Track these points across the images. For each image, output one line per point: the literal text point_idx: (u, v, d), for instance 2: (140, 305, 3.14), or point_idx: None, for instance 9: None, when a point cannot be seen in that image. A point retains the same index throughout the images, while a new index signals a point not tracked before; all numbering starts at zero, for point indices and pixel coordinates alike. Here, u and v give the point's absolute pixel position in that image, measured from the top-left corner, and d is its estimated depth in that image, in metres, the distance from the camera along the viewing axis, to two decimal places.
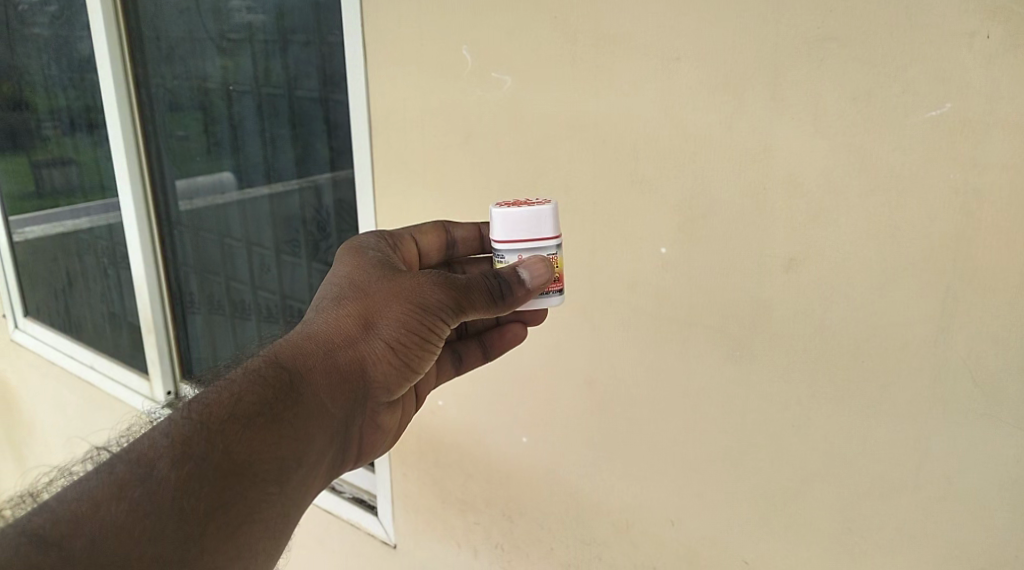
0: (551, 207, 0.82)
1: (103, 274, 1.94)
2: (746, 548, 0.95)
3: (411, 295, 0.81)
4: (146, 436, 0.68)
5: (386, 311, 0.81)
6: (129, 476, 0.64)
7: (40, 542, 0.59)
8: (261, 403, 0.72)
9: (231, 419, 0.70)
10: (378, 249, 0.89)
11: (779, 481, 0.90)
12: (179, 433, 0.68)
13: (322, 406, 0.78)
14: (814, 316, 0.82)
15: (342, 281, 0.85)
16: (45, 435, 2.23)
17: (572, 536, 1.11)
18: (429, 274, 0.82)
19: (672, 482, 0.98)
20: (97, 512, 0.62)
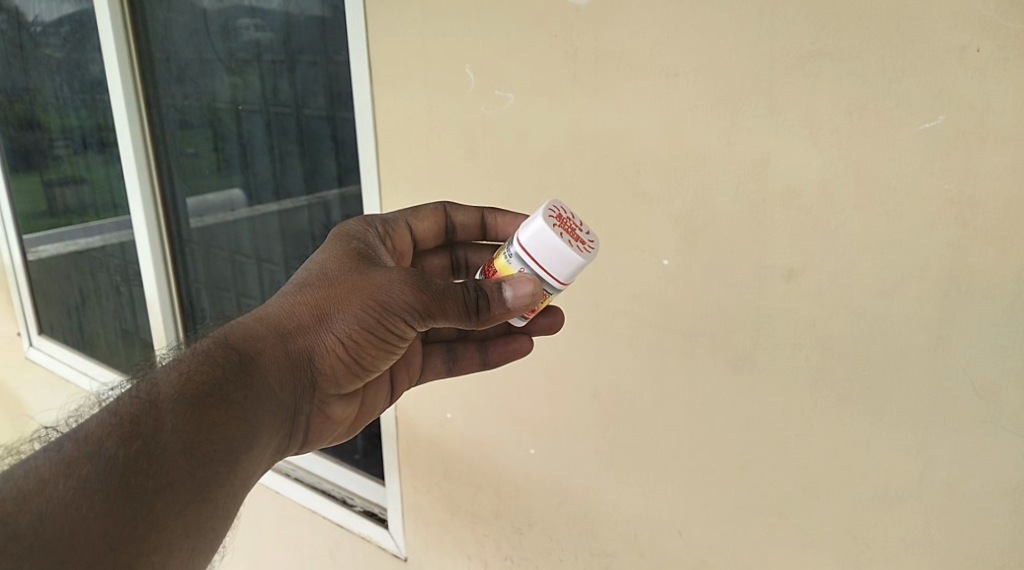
0: (581, 261, 0.79)
1: (116, 291, 1.96)
2: (753, 557, 0.95)
3: (374, 292, 0.81)
4: (96, 416, 0.71)
5: (347, 306, 0.82)
6: (77, 454, 0.67)
7: None
8: (211, 385, 0.75)
9: (181, 401, 0.73)
10: (360, 240, 0.89)
11: (785, 489, 0.90)
12: (133, 415, 0.71)
13: (273, 392, 0.81)
14: (814, 326, 0.83)
15: (312, 270, 0.86)
16: None
17: (580, 547, 1.11)
18: (401, 274, 0.81)
19: (679, 491, 0.99)
20: (44, 490, 0.65)
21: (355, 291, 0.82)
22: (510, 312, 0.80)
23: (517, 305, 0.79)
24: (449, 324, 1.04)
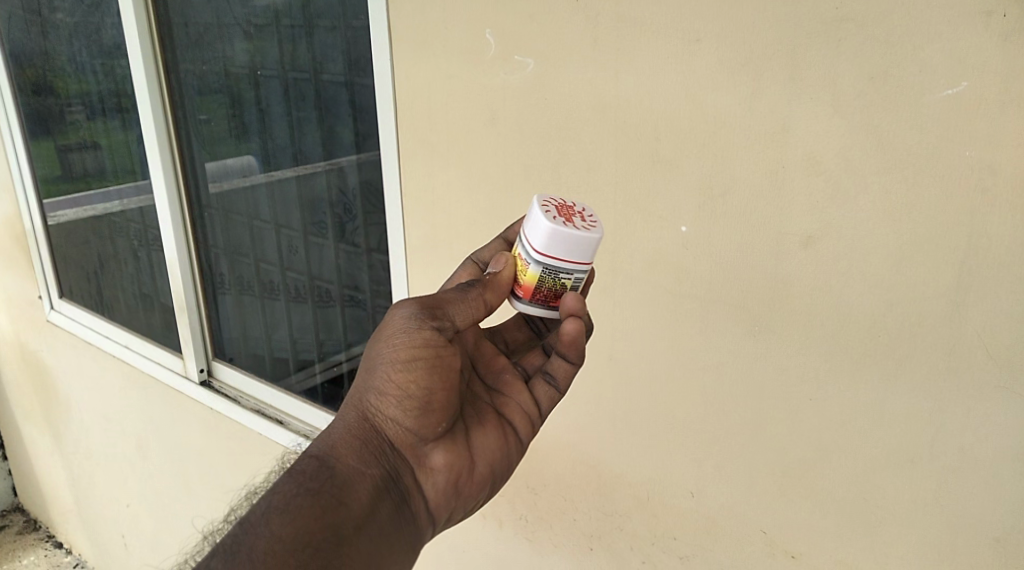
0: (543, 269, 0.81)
1: (135, 256, 1.99)
2: (765, 519, 0.97)
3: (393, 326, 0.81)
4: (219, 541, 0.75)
5: (383, 349, 0.81)
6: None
7: None
8: (298, 487, 0.76)
9: (270, 509, 0.75)
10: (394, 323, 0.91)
11: (797, 453, 0.92)
12: (230, 539, 0.73)
13: (353, 469, 0.79)
14: (831, 292, 0.84)
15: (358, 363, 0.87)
16: (80, 413, 2.27)
17: (594, 508, 1.14)
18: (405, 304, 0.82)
19: (692, 454, 1.01)
20: None
21: (381, 338, 0.82)
22: (508, 276, 0.84)
23: (503, 272, 0.84)
24: (538, 358, 0.96)
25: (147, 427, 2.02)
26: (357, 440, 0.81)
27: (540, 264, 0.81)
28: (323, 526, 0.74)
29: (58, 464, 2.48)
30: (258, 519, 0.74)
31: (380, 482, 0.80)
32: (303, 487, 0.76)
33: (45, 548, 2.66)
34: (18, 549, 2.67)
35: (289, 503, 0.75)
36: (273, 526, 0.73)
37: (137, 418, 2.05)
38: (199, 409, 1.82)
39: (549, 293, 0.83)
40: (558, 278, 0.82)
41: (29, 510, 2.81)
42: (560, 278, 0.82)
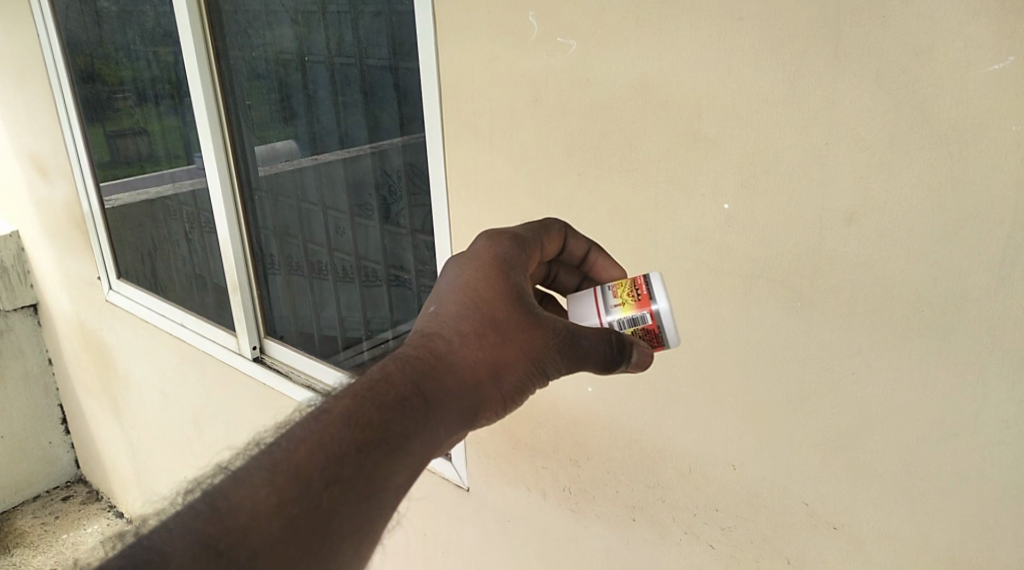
0: (651, 310, 0.88)
1: (188, 239, 2.06)
2: (806, 490, 0.98)
3: (537, 349, 0.79)
4: (305, 443, 0.64)
5: (522, 362, 0.78)
6: (288, 490, 0.62)
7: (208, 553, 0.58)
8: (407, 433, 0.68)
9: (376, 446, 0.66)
10: (521, 276, 0.84)
11: (839, 426, 0.93)
12: (330, 451, 0.64)
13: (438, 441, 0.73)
14: (875, 267, 0.85)
15: (486, 310, 0.79)
16: (139, 389, 2.37)
17: (636, 479, 1.16)
18: (556, 330, 0.80)
19: (734, 428, 1.03)
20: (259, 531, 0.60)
21: (528, 348, 0.79)
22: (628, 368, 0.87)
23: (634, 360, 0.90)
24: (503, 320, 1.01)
25: (202, 399, 2.10)
26: (438, 408, 0.72)
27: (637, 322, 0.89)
28: (391, 496, 0.66)
29: (118, 437, 2.59)
30: (364, 450, 0.65)
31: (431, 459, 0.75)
32: (383, 433, 0.67)
33: (108, 517, 2.78)
34: (81, 517, 2.80)
35: (393, 450, 0.67)
36: (348, 470, 0.64)
37: (192, 392, 2.13)
38: (252, 383, 1.90)
39: (632, 297, 0.89)
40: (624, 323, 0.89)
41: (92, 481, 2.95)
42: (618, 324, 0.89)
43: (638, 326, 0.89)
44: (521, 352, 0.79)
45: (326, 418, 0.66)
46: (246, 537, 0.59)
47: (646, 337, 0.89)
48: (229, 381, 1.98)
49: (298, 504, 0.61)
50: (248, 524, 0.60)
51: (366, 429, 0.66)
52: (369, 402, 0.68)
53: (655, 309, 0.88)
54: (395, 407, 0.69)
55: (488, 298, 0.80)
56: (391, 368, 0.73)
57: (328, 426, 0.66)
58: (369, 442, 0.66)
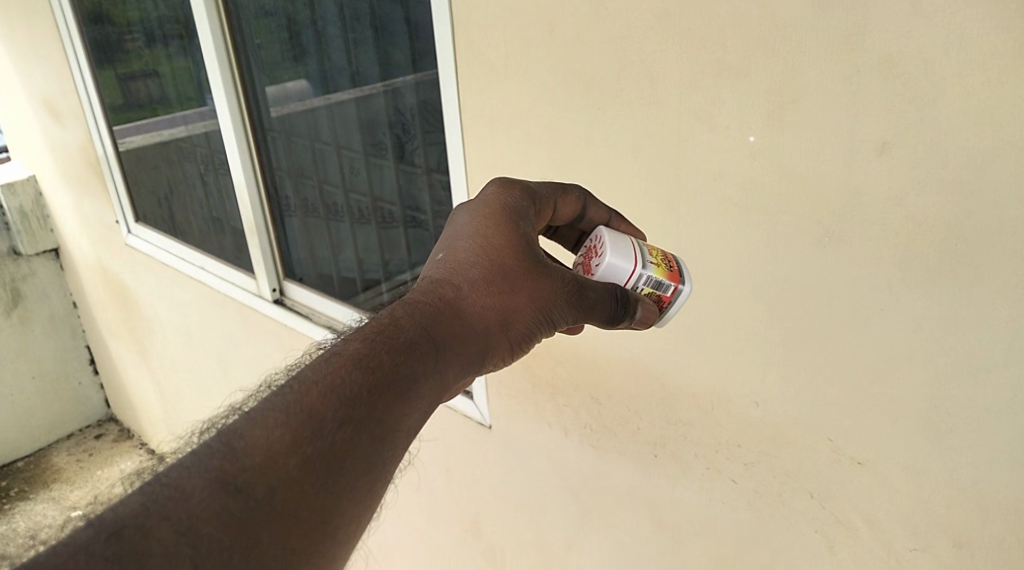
0: (683, 279, 0.95)
1: (203, 181, 2.05)
2: (829, 426, 0.95)
3: (544, 297, 0.84)
4: (319, 386, 0.69)
5: (529, 309, 0.84)
6: (301, 430, 0.66)
7: (225, 487, 0.62)
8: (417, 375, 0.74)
9: (387, 388, 0.71)
10: (529, 227, 0.89)
11: (865, 361, 0.90)
12: (343, 392, 0.69)
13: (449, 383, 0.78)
14: (906, 198, 0.82)
15: (494, 260, 0.85)
16: (164, 331, 2.40)
17: (658, 416, 1.16)
18: (562, 279, 0.85)
19: (756, 365, 1.01)
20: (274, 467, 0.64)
21: (535, 296, 0.84)
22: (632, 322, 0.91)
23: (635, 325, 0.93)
24: None
25: (225, 340, 2.13)
26: (444, 354, 0.78)
27: (659, 284, 0.93)
28: (403, 435, 0.71)
29: (147, 378, 2.65)
30: (376, 390, 0.71)
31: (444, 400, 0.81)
32: (393, 375, 0.72)
33: (140, 454, 2.86)
34: (115, 455, 2.88)
35: (404, 392, 0.72)
36: (359, 410, 0.69)
37: (215, 335, 2.16)
38: (274, 324, 1.92)
39: (666, 266, 0.93)
40: (648, 283, 0.92)
41: (122, 420, 3.03)
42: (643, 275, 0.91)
43: (658, 291, 0.93)
44: (527, 300, 0.84)
45: (340, 361, 0.72)
46: (265, 474, 0.63)
47: (653, 300, 0.94)
48: (251, 324, 2.00)
49: (312, 443, 0.66)
50: (265, 463, 0.64)
51: (377, 372, 0.72)
52: (381, 347, 0.74)
53: (680, 286, 0.94)
54: (404, 353, 0.75)
55: (496, 250, 0.85)
56: (403, 317, 0.79)
57: (341, 371, 0.71)
58: (380, 385, 0.71)
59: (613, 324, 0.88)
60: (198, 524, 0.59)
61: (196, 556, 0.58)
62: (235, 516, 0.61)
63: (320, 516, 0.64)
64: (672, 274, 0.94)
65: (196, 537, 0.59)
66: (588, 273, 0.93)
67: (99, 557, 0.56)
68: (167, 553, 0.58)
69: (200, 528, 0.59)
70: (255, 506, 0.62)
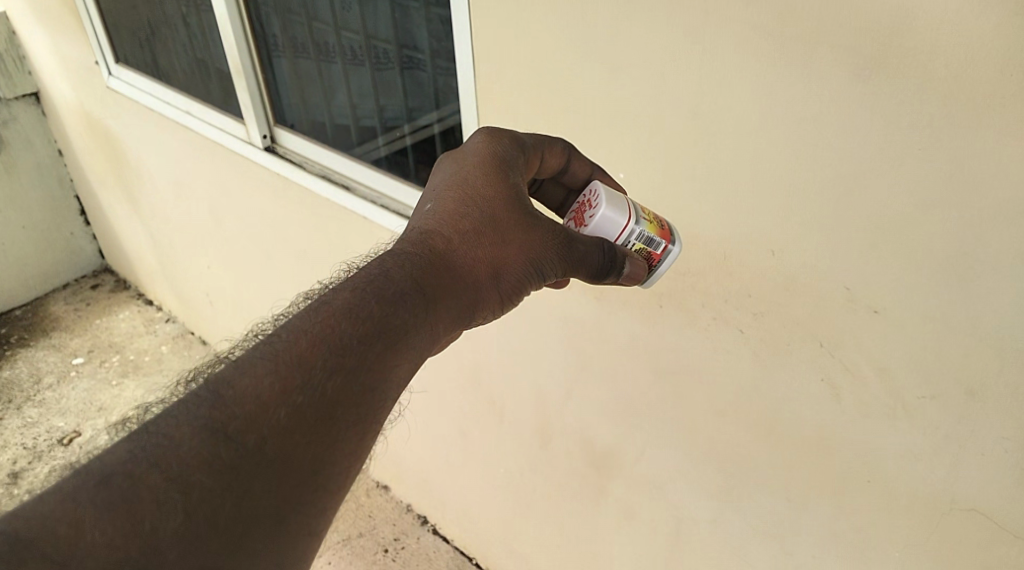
0: (674, 239, 0.99)
1: (184, 22, 1.91)
2: (849, 274, 0.91)
3: (534, 252, 0.89)
4: (310, 336, 0.70)
5: (521, 263, 0.89)
6: (292, 377, 0.67)
7: (216, 434, 0.63)
8: (410, 327, 0.77)
9: (379, 338, 0.74)
10: (518, 179, 0.91)
11: (894, 206, 0.84)
12: (336, 341, 0.71)
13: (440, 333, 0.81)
14: (960, 25, 0.74)
15: (486, 212, 0.88)
16: (153, 181, 2.32)
17: (667, 267, 1.08)
18: (551, 233, 0.90)
19: (777, 211, 0.93)
20: (265, 414, 0.65)
21: (525, 251, 0.89)
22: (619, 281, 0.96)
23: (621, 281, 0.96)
24: None
25: (217, 191, 2.06)
26: (434, 304, 0.81)
27: (654, 242, 0.97)
28: (395, 385, 0.74)
29: (139, 230, 2.60)
30: (370, 339, 0.73)
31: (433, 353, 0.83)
32: (386, 327, 0.75)
33: (138, 304, 2.85)
34: (112, 304, 2.87)
35: (397, 342, 0.75)
36: (350, 358, 0.71)
37: (206, 186, 2.09)
38: (265, 173, 1.84)
39: (658, 224, 0.98)
40: (643, 238, 0.96)
41: (118, 272, 3.00)
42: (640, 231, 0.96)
43: (650, 246, 0.97)
44: (518, 252, 0.89)
45: (331, 311, 0.73)
46: (255, 422, 0.64)
47: (643, 257, 0.98)
48: (243, 173, 1.92)
49: (304, 391, 0.67)
50: (256, 411, 0.65)
51: (368, 322, 0.74)
52: (376, 298, 0.76)
53: (670, 245, 0.99)
54: (396, 302, 0.77)
55: (487, 201, 0.89)
56: (394, 268, 0.81)
57: (331, 322, 0.72)
58: (372, 335, 0.73)
59: (598, 278, 0.93)
60: (189, 473, 0.60)
61: (186, 503, 0.59)
62: (225, 465, 0.61)
63: (313, 465, 0.65)
64: (664, 235, 0.99)
65: (186, 486, 0.60)
66: (580, 225, 0.97)
67: (86, 507, 0.57)
68: (156, 500, 0.59)
69: (191, 477, 0.60)
70: (245, 453, 0.63)
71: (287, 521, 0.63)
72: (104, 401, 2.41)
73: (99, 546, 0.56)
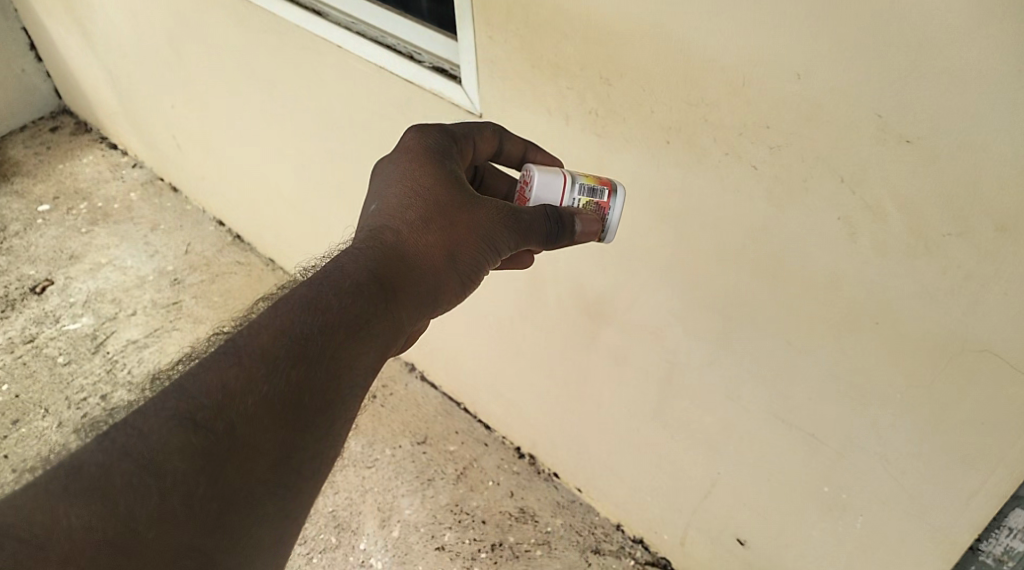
0: (614, 183, 1.03)
1: None
2: (882, 101, 0.81)
3: (482, 230, 0.92)
4: (270, 326, 0.78)
5: (473, 242, 0.91)
6: (256, 369, 0.75)
7: (187, 423, 0.71)
8: (368, 314, 0.82)
9: (338, 330, 0.80)
10: (453, 167, 0.96)
11: (944, 21, 0.73)
12: (298, 332, 0.78)
13: (405, 319, 0.86)
14: None
15: (428, 201, 0.93)
16: (105, 9, 2.11)
17: (677, 98, 0.98)
18: (496, 208, 0.93)
19: (807, 28, 0.82)
20: (234, 400, 0.73)
21: (474, 228, 0.92)
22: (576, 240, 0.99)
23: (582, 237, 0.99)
24: None
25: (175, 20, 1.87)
26: (395, 293, 0.86)
27: (597, 192, 1.01)
28: (361, 373, 0.81)
29: (96, 66, 2.40)
30: (328, 327, 0.80)
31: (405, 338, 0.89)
32: (346, 318, 0.81)
33: (102, 149, 2.68)
34: (75, 149, 2.70)
35: (356, 330, 0.81)
36: (313, 351, 0.78)
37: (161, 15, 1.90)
38: None
39: (593, 175, 1.02)
40: (585, 192, 1.01)
41: (79, 114, 2.82)
42: (578, 185, 1.00)
43: (595, 196, 1.01)
44: (468, 232, 0.92)
45: (291, 303, 0.80)
46: (223, 411, 0.73)
47: (594, 210, 1.01)
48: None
49: (270, 382, 0.75)
50: (224, 401, 0.73)
51: (326, 313, 0.80)
52: (332, 289, 0.83)
53: (613, 188, 1.02)
54: (353, 295, 0.83)
55: (427, 192, 0.93)
56: (351, 262, 0.87)
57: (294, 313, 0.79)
58: (332, 326, 0.80)
59: (552, 242, 0.95)
60: (159, 461, 0.69)
61: (160, 487, 0.68)
62: (196, 452, 0.70)
63: (278, 450, 0.74)
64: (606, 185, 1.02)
65: (159, 473, 0.69)
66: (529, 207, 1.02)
67: (58, 495, 0.66)
68: (129, 485, 0.68)
69: (161, 464, 0.69)
70: (215, 438, 0.72)
71: (262, 504, 0.72)
72: (74, 249, 2.31)
73: (77, 528, 0.65)
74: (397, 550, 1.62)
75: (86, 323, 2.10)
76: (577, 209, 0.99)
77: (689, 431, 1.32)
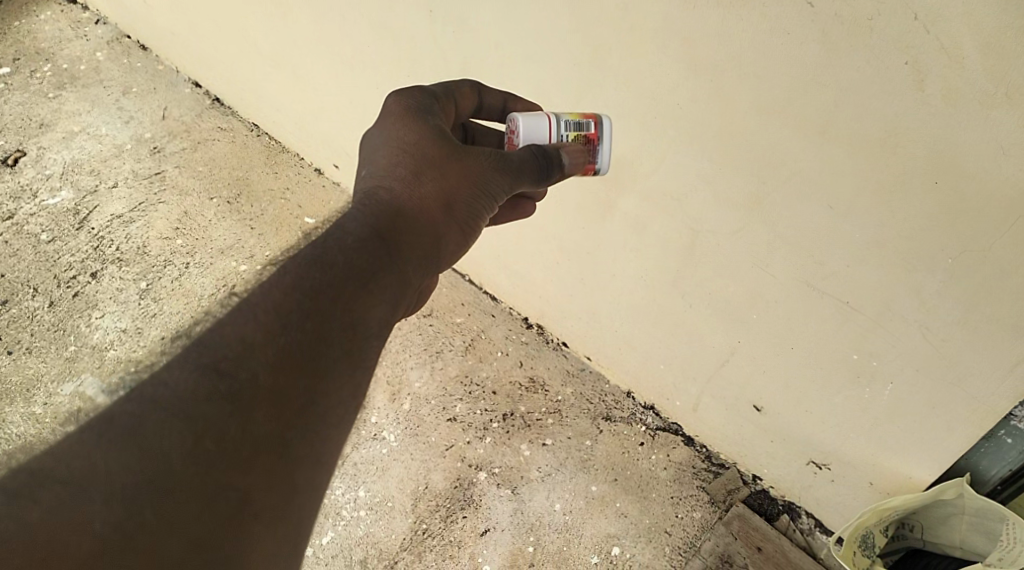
0: (599, 117, 1.02)
1: None
2: None
3: (476, 178, 0.88)
4: (284, 277, 0.74)
5: (470, 189, 0.87)
6: (270, 323, 0.71)
7: (211, 373, 0.68)
8: (374, 267, 0.78)
9: (346, 284, 0.75)
10: (436, 118, 0.91)
11: None
12: (308, 283, 0.74)
13: (410, 272, 0.81)
14: None
15: (417, 151, 0.87)
16: None
17: None
18: (486, 154, 0.89)
19: None
20: (255, 349, 0.70)
21: (468, 175, 0.88)
22: (567, 175, 0.96)
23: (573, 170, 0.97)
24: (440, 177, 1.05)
25: None
26: (398, 248, 0.81)
27: (583, 126, 1.00)
28: (376, 321, 0.77)
29: None
30: (335, 280, 0.75)
31: (411, 294, 0.83)
32: (352, 272, 0.76)
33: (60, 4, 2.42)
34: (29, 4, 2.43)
35: (365, 284, 0.76)
36: (324, 303, 0.73)
37: None
38: None
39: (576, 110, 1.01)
40: (573, 127, 0.99)
41: None
42: (565, 122, 0.99)
43: (582, 130, 0.99)
44: (462, 181, 0.87)
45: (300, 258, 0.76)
46: (245, 359, 0.69)
47: (581, 143, 0.99)
48: None
49: (286, 335, 0.71)
50: (244, 350, 0.69)
51: (332, 266, 0.76)
52: (337, 242, 0.78)
53: (598, 119, 1.01)
54: (359, 253, 0.78)
55: (413, 143, 0.88)
56: (348, 219, 0.81)
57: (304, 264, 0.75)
58: (341, 280, 0.75)
59: (545, 179, 0.93)
60: (186, 406, 0.66)
61: (189, 433, 0.65)
62: (220, 396, 0.67)
63: (303, 395, 0.70)
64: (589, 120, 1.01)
65: (188, 415, 0.66)
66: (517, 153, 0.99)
67: (93, 444, 0.64)
68: (161, 431, 0.65)
69: (188, 407, 0.66)
70: (239, 384, 0.68)
71: (291, 447, 0.68)
72: (43, 116, 2.14)
73: (115, 472, 0.63)
74: (408, 423, 1.61)
75: (67, 196, 1.98)
76: (564, 143, 0.96)
77: (711, 302, 1.26)
